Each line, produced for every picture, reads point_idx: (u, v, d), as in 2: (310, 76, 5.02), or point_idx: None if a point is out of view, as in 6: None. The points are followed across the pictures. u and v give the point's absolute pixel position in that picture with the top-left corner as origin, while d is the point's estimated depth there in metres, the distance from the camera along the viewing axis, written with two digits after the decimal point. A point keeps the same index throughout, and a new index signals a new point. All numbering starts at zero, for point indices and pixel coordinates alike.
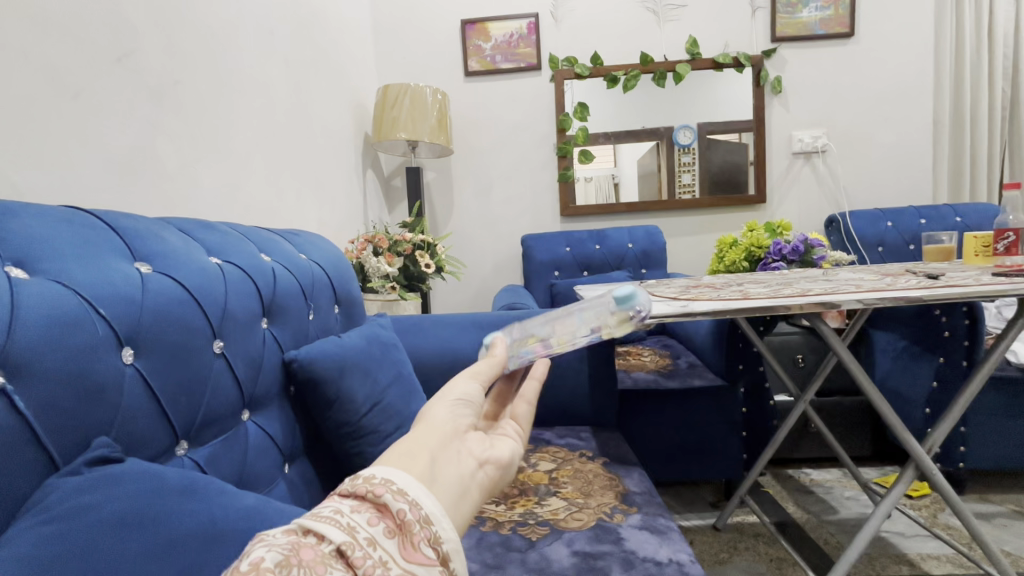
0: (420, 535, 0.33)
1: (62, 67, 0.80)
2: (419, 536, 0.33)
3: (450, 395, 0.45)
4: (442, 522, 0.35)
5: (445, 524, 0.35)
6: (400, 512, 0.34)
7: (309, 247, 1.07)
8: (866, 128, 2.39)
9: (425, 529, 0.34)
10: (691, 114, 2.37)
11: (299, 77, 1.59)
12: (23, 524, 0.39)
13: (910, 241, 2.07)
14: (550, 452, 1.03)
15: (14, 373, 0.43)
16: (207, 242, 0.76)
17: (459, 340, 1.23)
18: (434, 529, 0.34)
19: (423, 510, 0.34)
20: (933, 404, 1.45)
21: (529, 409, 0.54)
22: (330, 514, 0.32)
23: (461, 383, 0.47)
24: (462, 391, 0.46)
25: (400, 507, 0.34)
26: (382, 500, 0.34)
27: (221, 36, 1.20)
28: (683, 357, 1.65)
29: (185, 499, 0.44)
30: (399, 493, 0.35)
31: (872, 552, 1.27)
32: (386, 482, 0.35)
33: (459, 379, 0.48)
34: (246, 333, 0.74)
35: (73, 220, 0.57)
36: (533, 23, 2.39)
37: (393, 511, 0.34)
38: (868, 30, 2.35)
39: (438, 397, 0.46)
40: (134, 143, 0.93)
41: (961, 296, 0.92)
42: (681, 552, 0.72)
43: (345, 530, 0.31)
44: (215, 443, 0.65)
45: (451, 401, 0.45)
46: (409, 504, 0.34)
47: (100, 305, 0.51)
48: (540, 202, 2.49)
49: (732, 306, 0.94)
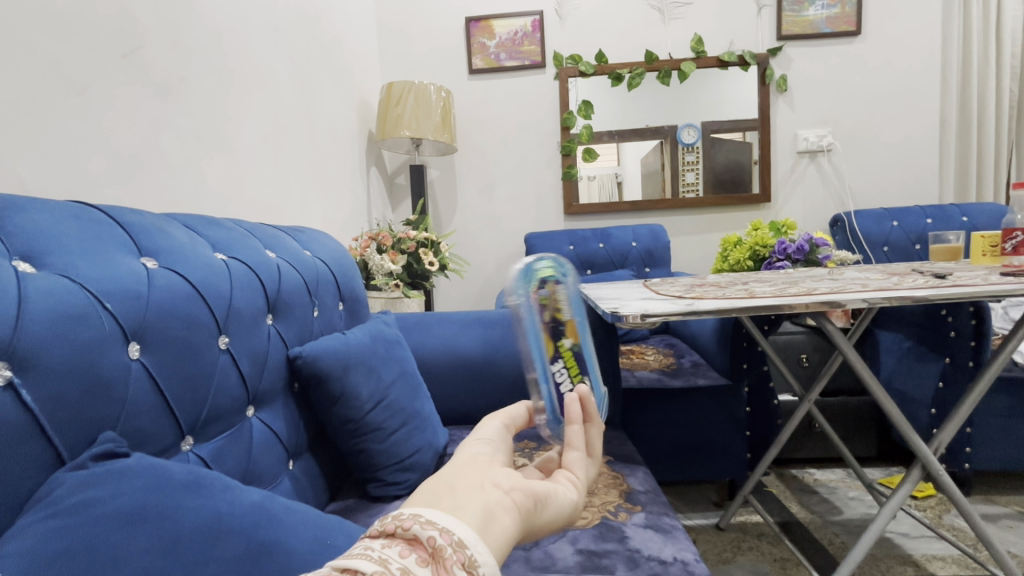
0: (454, 560, 0.31)
1: (68, 63, 0.80)
2: (452, 561, 0.31)
3: (473, 437, 0.44)
4: (476, 545, 0.32)
5: (480, 548, 0.32)
6: (431, 539, 0.32)
7: (314, 244, 1.07)
8: (871, 126, 2.38)
9: (458, 553, 0.31)
10: (696, 112, 2.36)
11: (303, 74, 1.59)
12: (28, 518, 0.38)
13: (916, 241, 2.06)
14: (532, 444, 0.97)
15: (21, 365, 0.43)
16: (213, 237, 0.76)
17: (462, 338, 1.23)
18: (468, 553, 0.32)
19: (454, 535, 0.32)
20: (939, 404, 1.43)
21: (581, 461, 0.47)
22: (361, 550, 0.30)
23: (483, 426, 0.46)
24: (483, 433, 0.45)
25: (430, 535, 0.32)
26: (411, 533, 0.32)
27: (227, 33, 1.21)
28: (687, 357, 1.64)
29: (190, 495, 0.44)
30: (428, 521, 0.33)
31: (877, 552, 1.27)
32: (413, 515, 0.33)
33: (486, 423, 0.47)
34: (251, 329, 0.74)
35: (79, 215, 0.57)
36: (538, 21, 2.38)
37: (424, 539, 0.31)
38: (875, 29, 2.34)
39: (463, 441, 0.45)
40: (139, 139, 0.93)
41: (969, 295, 0.91)
42: (686, 551, 0.71)
43: (377, 562, 0.29)
44: (220, 439, 0.65)
45: (473, 442, 0.44)
46: (439, 530, 0.32)
47: (105, 299, 0.51)
48: (544, 200, 2.49)
49: (737, 305, 0.94)
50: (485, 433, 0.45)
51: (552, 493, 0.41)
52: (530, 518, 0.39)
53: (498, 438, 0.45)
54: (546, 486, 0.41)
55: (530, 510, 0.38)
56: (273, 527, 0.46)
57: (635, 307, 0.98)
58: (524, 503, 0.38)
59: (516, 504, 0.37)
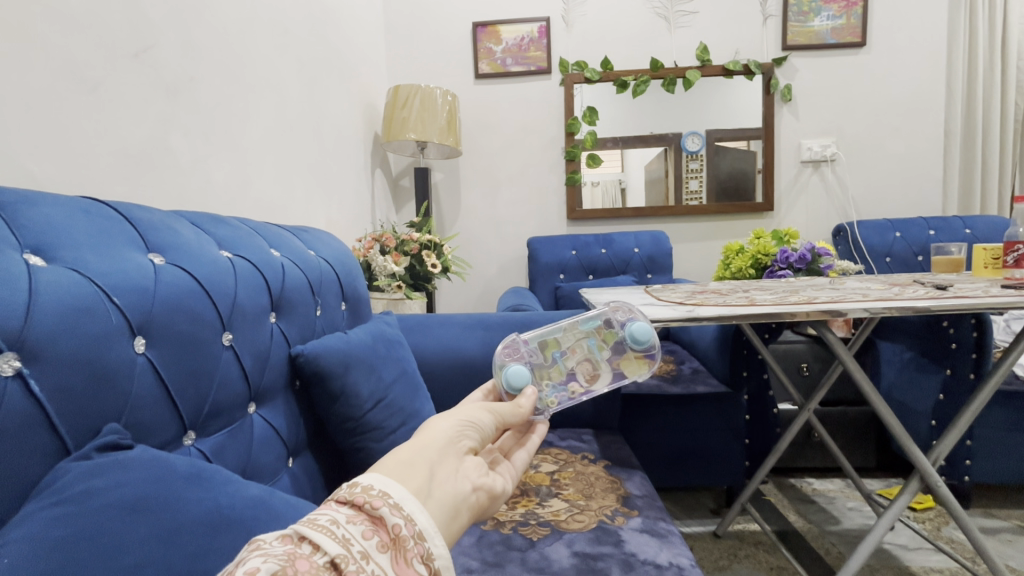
0: (414, 552, 0.33)
1: (81, 60, 0.81)
2: (412, 552, 0.33)
3: (457, 415, 0.45)
4: (434, 539, 0.34)
5: (436, 541, 0.35)
6: (394, 526, 0.33)
7: (319, 243, 1.08)
8: (875, 137, 2.39)
9: (418, 545, 0.33)
10: (700, 121, 2.38)
11: (311, 76, 1.60)
12: (33, 506, 0.39)
13: (918, 252, 2.06)
14: (552, 454, 1.03)
15: (30, 356, 0.44)
16: (218, 235, 0.77)
17: (463, 340, 1.23)
18: (426, 546, 0.34)
19: (416, 526, 0.34)
20: (939, 415, 1.43)
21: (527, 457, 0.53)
22: (324, 522, 0.31)
23: (476, 408, 0.47)
24: (474, 416, 0.46)
25: (395, 522, 0.33)
26: (377, 513, 0.33)
27: (236, 33, 1.22)
28: (687, 363, 1.65)
29: (193, 487, 0.45)
30: (395, 506, 0.34)
31: (874, 563, 1.26)
32: (382, 494, 0.34)
33: (477, 407, 0.48)
34: (255, 326, 0.74)
35: (88, 210, 0.58)
36: (544, 27, 2.40)
37: (387, 524, 0.33)
38: (879, 40, 2.35)
39: (446, 413, 0.45)
40: (149, 136, 0.95)
41: (970, 307, 0.92)
42: (681, 556, 0.72)
43: (339, 541, 0.30)
44: (221, 435, 0.66)
45: (457, 420, 0.44)
46: (404, 519, 0.34)
47: (113, 292, 0.52)
48: (547, 204, 2.50)
49: (738, 312, 0.95)
50: (475, 414, 0.46)
51: (505, 492, 0.45)
52: (482, 508, 0.42)
53: (488, 428, 0.47)
54: (500, 482, 0.44)
55: (484, 503, 0.42)
56: (270, 521, 0.46)
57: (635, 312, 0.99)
58: (482, 500, 0.41)
59: (476, 502, 0.40)
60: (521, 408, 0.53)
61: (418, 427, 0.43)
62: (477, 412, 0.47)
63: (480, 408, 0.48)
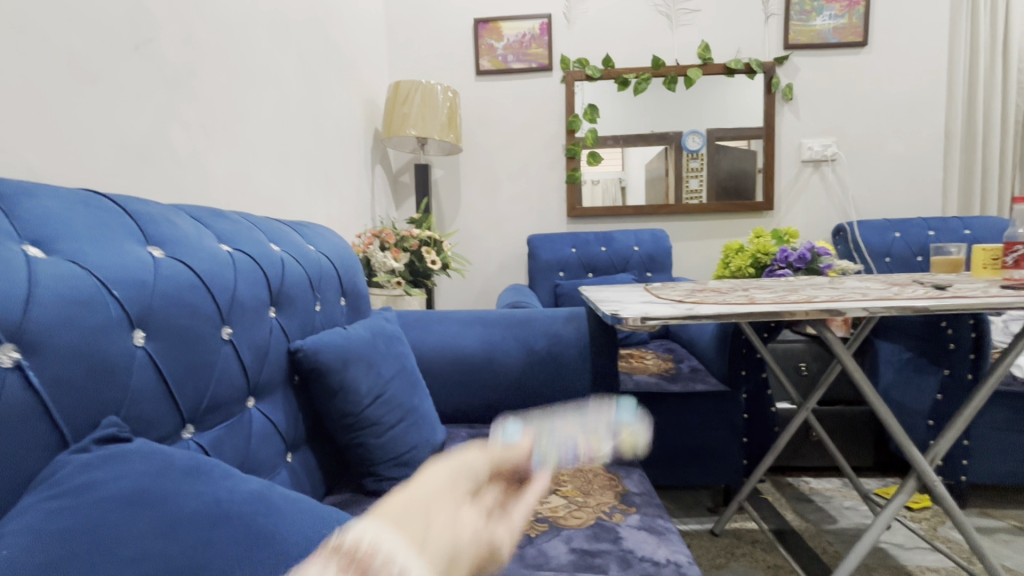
0: None
1: (81, 53, 0.81)
2: None
3: (446, 469, 0.44)
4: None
5: None
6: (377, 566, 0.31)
7: (318, 239, 1.08)
8: (875, 138, 2.39)
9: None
10: (701, 119, 2.37)
11: (312, 71, 1.60)
12: (31, 499, 0.39)
13: (918, 252, 2.06)
14: None
15: (29, 348, 0.43)
16: (218, 230, 0.77)
17: (462, 336, 1.23)
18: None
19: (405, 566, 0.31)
20: (937, 415, 1.42)
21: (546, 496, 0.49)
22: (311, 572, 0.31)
23: (467, 456, 0.46)
24: (466, 466, 0.45)
25: (379, 562, 0.31)
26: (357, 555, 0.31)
27: (237, 27, 1.22)
28: (686, 361, 1.65)
29: (192, 481, 0.45)
30: (376, 547, 0.32)
31: (870, 562, 1.27)
32: (367, 539, 0.33)
33: (468, 456, 0.46)
34: (254, 321, 0.74)
35: (87, 202, 0.57)
36: (545, 24, 2.39)
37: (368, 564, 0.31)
38: (881, 39, 2.35)
39: (435, 464, 0.44)
40: (149, 130, 0.94)
41: (969, 307, 0.92)
42: (679, 553, 0.72)
43: None
44: (220, 428, 0.65)
45: (447, 474, 0.43)
46: (387, 559, 0.31)
47: (112, 285, 0.52)
48: (547, 202, 2.50)
49: (737, 310, 0.95)
50: (466, 465, 0.45)
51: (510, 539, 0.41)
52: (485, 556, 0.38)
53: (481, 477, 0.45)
54: (500, 526, 0.41)
55: (486, 553, 0.38)
56: (270, 515, 0.46)
57: (635, 310, 0.99)
58: (481, 548, 0.38)
59: (472, 550, 0.37)
60: (519, 455, 0.51)
61: (409, 479, 0.42)
62: (469, 463, 0.45)
63: (473, 458, 0.46)
